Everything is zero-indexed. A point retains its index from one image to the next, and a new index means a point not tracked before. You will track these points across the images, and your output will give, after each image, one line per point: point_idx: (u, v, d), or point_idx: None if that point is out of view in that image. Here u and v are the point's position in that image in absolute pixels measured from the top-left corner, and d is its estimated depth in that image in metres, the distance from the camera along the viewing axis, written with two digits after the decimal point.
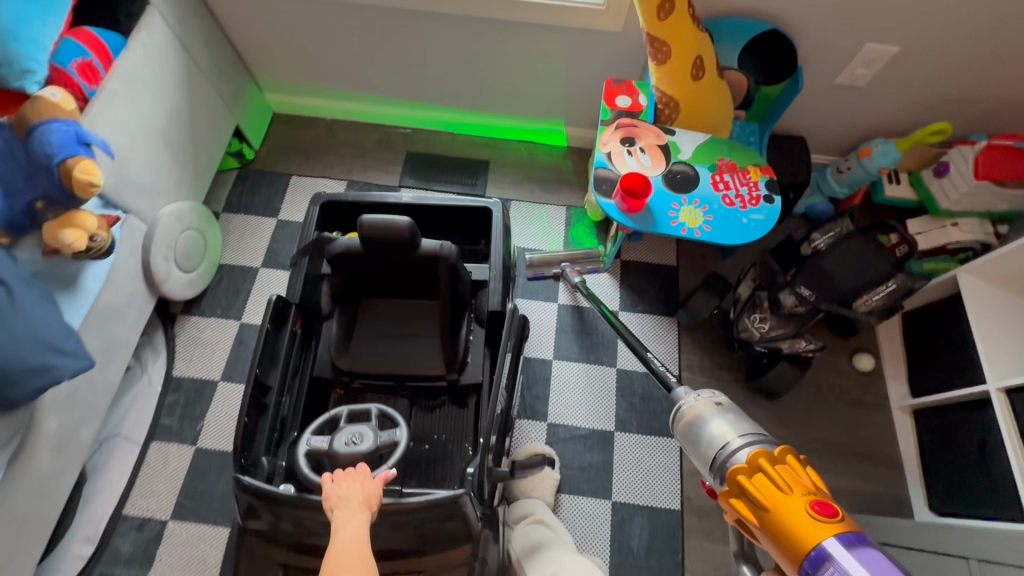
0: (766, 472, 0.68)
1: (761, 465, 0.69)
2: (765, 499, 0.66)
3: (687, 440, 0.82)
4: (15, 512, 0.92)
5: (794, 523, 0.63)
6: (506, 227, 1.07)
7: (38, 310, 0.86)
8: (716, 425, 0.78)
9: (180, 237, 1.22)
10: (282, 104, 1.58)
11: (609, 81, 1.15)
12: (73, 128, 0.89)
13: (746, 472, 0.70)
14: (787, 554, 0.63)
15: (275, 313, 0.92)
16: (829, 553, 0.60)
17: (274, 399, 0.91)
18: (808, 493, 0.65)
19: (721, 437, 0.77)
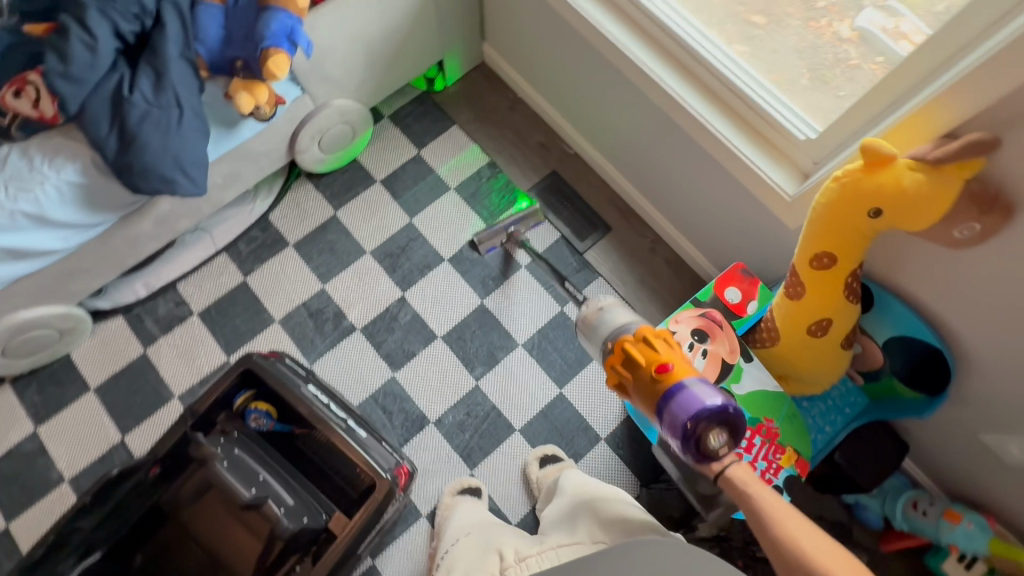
0: (635, 350, 0.88)
1: (629, 342, 0.89)
2: (636, 368, 0.86)
3: (596, 334, 1.01)
4: (109, 248, 1.21)
5: (646, 374, 0.85)
6: (377, 508, 1.02)
7: (192, 138, 1.05)
8: (618, 318, 0.98)
9: (335, 127, 1.38)
10: (493, 60, 1.63)
11: (740, 267, 1.06)
12: (292, 24, 1.03)
13: (625, 352, 0.88)
14: (654, 399, 0.83)
15: (127, 472, 1.01)
16: (688, 385, 0.81)
17: (83, 529, 0.98)
18: (665, 356, 0.85)
19: (618, 330, 0.96)
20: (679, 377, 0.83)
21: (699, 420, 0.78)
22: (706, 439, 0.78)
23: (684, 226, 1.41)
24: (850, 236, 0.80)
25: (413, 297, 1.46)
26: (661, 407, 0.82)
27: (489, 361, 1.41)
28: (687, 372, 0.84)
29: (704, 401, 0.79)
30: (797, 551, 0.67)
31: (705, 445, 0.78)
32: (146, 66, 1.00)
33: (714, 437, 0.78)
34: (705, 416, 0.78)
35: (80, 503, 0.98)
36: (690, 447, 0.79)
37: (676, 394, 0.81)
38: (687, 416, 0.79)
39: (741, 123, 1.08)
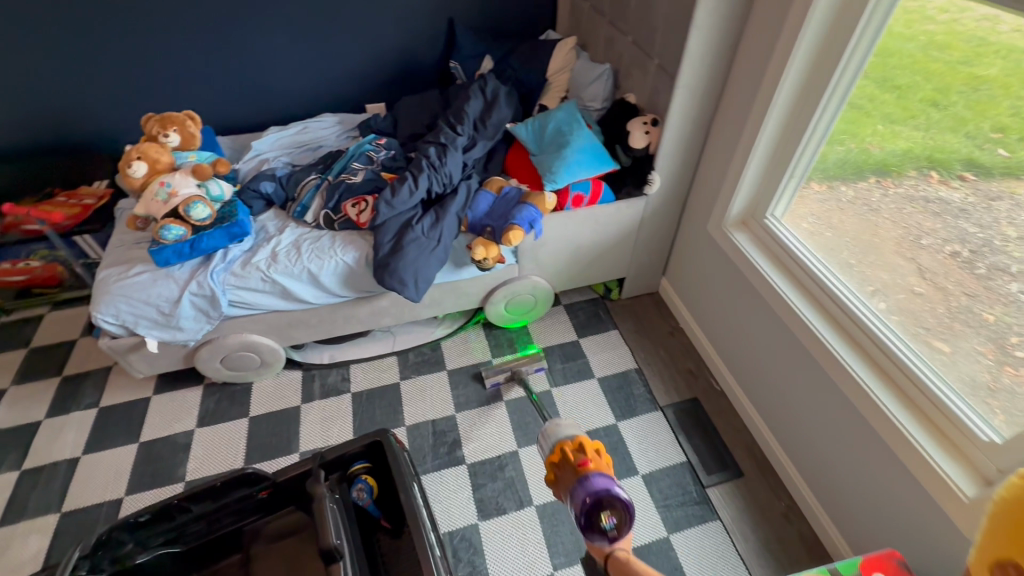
0: (571, 449, 0.86)
1: (568, 444, 0.87)
2: (568, 459, 0.85)
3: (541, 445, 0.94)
4: (333, 317, 1.57)
5: (572, 461, 0.84)
6: None
7: (431, 262, 1.42)
8: (562, 432, 0.90)
9: (523, 295, 1.71)
10: (666, 292, 1.90)
11: (895, 557, 0.93)
12: (535, 217, 1.44)
13: (564, 446, 0.86)
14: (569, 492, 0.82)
15: (239, 478, 1.08)
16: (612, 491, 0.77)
17: (185, 516, 1.08)
18: (592, 456, 0.83)
19: (563, 437, 0.90)
20: (600, 471, 0.81)
21: (597, 500, 0.77)
22: (599, 520, 0.76)
23: (830, 503, 1.28)
24: None
25: (525, 455, 1.51)
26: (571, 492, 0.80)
27: (574, 555, 1.32)
28: (605, 470, 0.82)
29: (611, 487, 0.78)
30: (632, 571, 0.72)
31: (597, 527, 0.76)
32: (433, 212, 1.45)
33: (606, 519, 0.76)
34: (605, 495, 0.77)
35: (209, 484, 1.06)
36: (582, 524, 0.78)
37: (589, 478, 0.80)
38: (590, 494, 0.77)
39: (912, 406, 1.08)
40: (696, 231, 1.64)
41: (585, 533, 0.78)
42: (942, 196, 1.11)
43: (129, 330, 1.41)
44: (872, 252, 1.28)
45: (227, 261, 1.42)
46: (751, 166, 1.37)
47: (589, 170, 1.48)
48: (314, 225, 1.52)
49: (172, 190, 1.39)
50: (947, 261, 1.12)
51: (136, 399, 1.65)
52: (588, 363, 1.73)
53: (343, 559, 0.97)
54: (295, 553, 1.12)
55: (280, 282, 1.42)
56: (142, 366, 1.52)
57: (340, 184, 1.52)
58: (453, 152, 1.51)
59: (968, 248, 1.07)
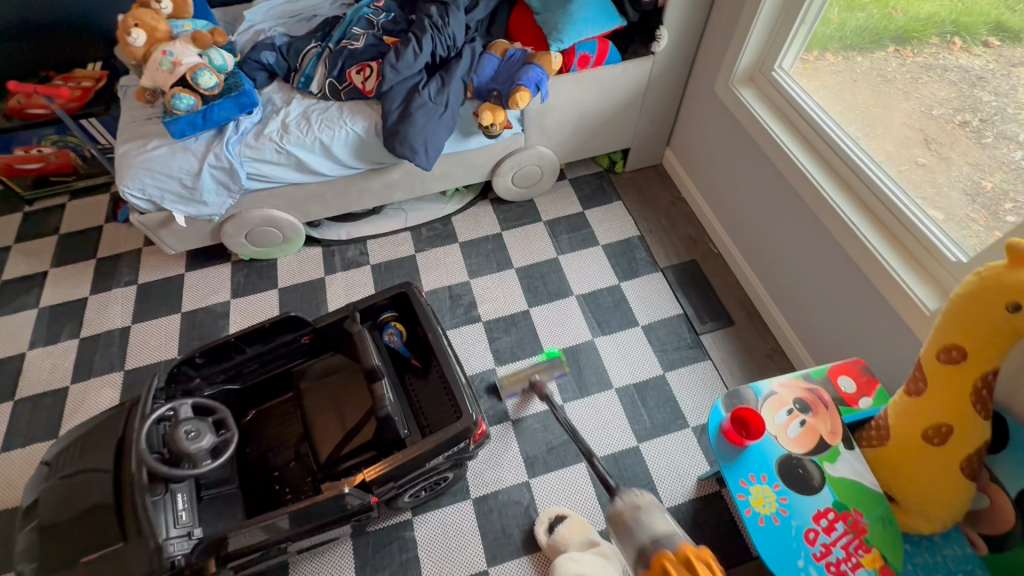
0: (676, 564, 0.74)
1: (671, 557, 0.75)
2: None
3: (622, 541, 0.83)
4: (346, 191, 1.63)
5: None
6: (456, 437, 1.12)
7: (440, 129, 1.45)
8: (650, 525, 0.81)
9: (529, 167, 1.74)
10: (670, 162, 1.92)
11: (860, 363, 1.07)
12: (542, 78, 1.43)
13: (666, 562, 0.74)
14: None
15: (284, 322, 1.21)
16: None
17: (241, 357, 1.23)
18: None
19: (655, 539, 0.79)
20: None
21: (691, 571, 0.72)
22: None
23: (810, 339, 1.44)
24: (980, 334, 0.82)
25: (535, 314, 1.65)
26: None
27: (580, 391, 1.50)
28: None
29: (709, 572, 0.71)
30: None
31: None
32: (439, 76, 1.45)
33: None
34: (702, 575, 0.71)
35: (258, 326, 1.19)
36: None
37: None
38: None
39: (894, 242, 1.18)
40: (703, 93, 1.63)
41: None
42: (960, 64, 1.14)
43: (157, 205, 1.48)
44: (880, 125, 1.30)
45: (240, 133, 1.45)
46: (762, 17, 1.34)
47: (596, 29, 1.45)
48: (319, 95, 1.52)
49: (175, 59, 1.38)
50: (954, 130, 1.17)
51: (170, 276, 1.77)
52: (593, 232, 1.82)
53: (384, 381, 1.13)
54: (340, 386, 1.28)
55: (293, 154, 1.46)
56: (172, 242, 1.62)
57: (342, 51, 1.50)
58: (455, 11, 1.47)
59: (978, 117, 1.12)
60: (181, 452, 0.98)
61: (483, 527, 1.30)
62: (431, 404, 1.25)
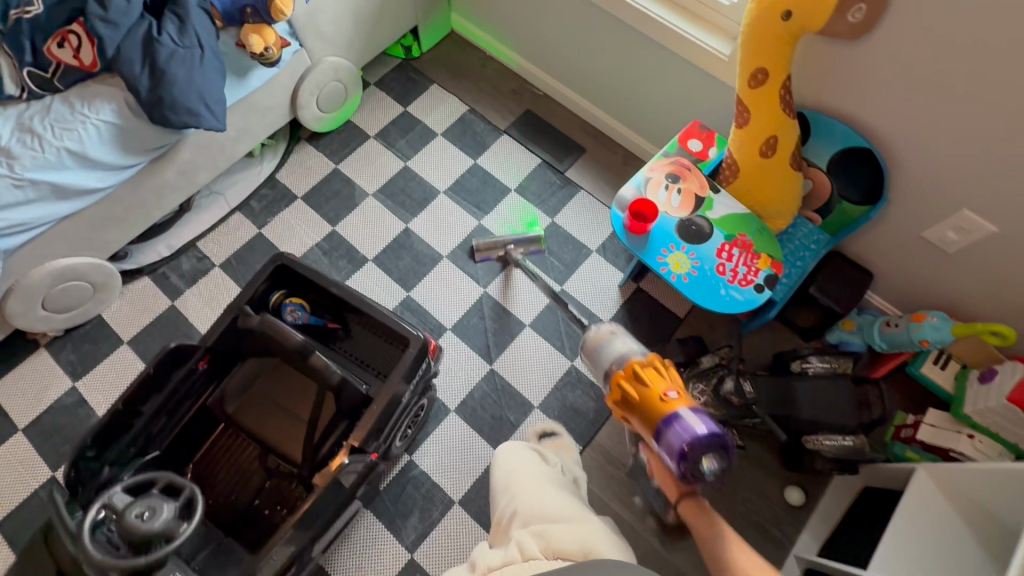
0: (629, 381, 1.03)
1: (632, 367, 1.04)
2: (633, 391, 1.02)
3: (591, 361, 1.15)
4: (139, 196, 1.34)
5: (644, 395, 1.00)
6: (416, 360, 1.11)
7: (212, 74, 1.21)
8: (615, 347, 1.11)
9: (329, 84, 1.56)
10: (461, 26, 1.86)
11: (698, 124, 1.23)
12: None
13: (622, 380, 1.04)
14: (650, 426, 0.99)
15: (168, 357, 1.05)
16: (681, 415, 0.96)
17: (143, 419, 1.06)
18: (667, 383, 1.01)
19: (616, 353, 1.10)
20: (676, 411, 0.96)
21: (696, 448, 0.92)
22: (702, 465, 0.92)
23: (647, 130, 1.60)
24: (773, 47, 0.98)
25: (416, 227, 1.60)
26: (660, 433, 0.96)
27: (492, 271, 1.54)
28: (686, 406, 0.97)
29: (699, 433, 0.92)
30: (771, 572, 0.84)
31: (700, 470, 0.93)
32: (171, 12, 1.17)
33: (707, 464, 0.93)
34: (700, 445, 0.92)
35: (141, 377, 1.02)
36: (683, 470, 0.93)
37: (680, 428, 0.94)
38: (685, 444, 0.92)
39: (676, 8, 1.29)
40: None
41: (685, 479, 0.94)
42: None
43: None
44: None
45: None
46: None
47: None
48: (23, 95, 1.16)
49: None
50: None
51: None
52: (425, 124, 1.74)
53: (318, 351, 1.09)
54: (271, 386, 1.17)
55: (42, 180, 1.14)
56: None
57: (20, 24, 1.12)
58: None
59: None
60: (144, 539, 0.85)
61: (475, 425, 1.37)
62: (366, 351, 1.19)
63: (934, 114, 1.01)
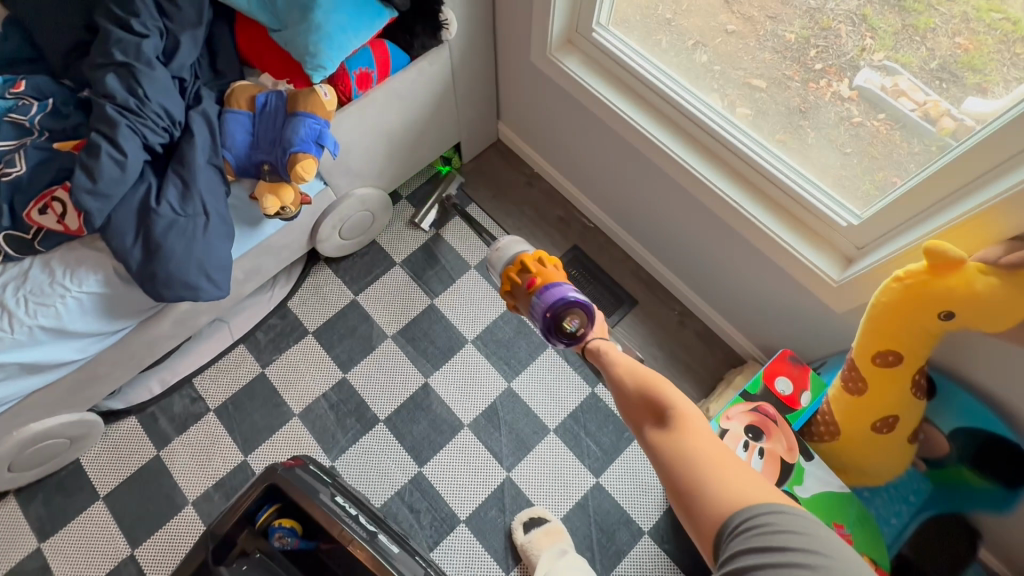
0: (520, 269, 0.95)
1: (514, 268, 0.96)
2: (518, 281, 0.95)
3: (494, 268, 1.04)
4: (125, 353, 1.17)
5: (523, 283, 0.94)
6: None
7: (217, 243, 1.04)
8: (511, 252, 1.00)
9: (355, 215, 1.36)
10: (508, 137, 1.64)
11: (790, 354, 1.01)
12: (321, 128, 1.04)
13: (510, 274, 0.96)
14: (528, 300, 0.93)
15: None
16: (565, 288, 0.90)
17: None
18: (541, 272, 0.93)
19: (507, 255, 1.00)
20: (550, 282, 0.91)
21: (557, 310, 0.87)
22: (563, 326, 0.88)
23: (715, 301, 1.36)
24: (911, 337, 0.77)
25: (437, 383, 1.40)
26: (534, 306, 0.90)
27: (519, 450, 1.34)
28: (559, 278, 0.92)
29: (566, 296, 0.87)
30: (631, 394, 0.75)
31: (562, 331, 0.88)
32: (174, 175, 1.00)
33: (569, 322, 0.88)
34: (564, 305, 0.87)
35: None
36: (549, 331, 0.89)
37: (544, 298, 0.89)
38: (548, 308, 0.87)
39: (773, 206, 1.06)
40: (518, 64, 1.35)
41: (555, 340, 0.90)
42: None
43: None
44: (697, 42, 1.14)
45: None
46: None
47: (365, 35, 1.07)
48: None
49: None
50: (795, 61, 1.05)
51: None
52: (459, 254, 1.54)
53: None
54: None
55: (9, 362, 0.99)
56: None
57: None
58: (145, 70, 0.99)
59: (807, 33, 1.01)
60: None
61: None
62: None
63: None
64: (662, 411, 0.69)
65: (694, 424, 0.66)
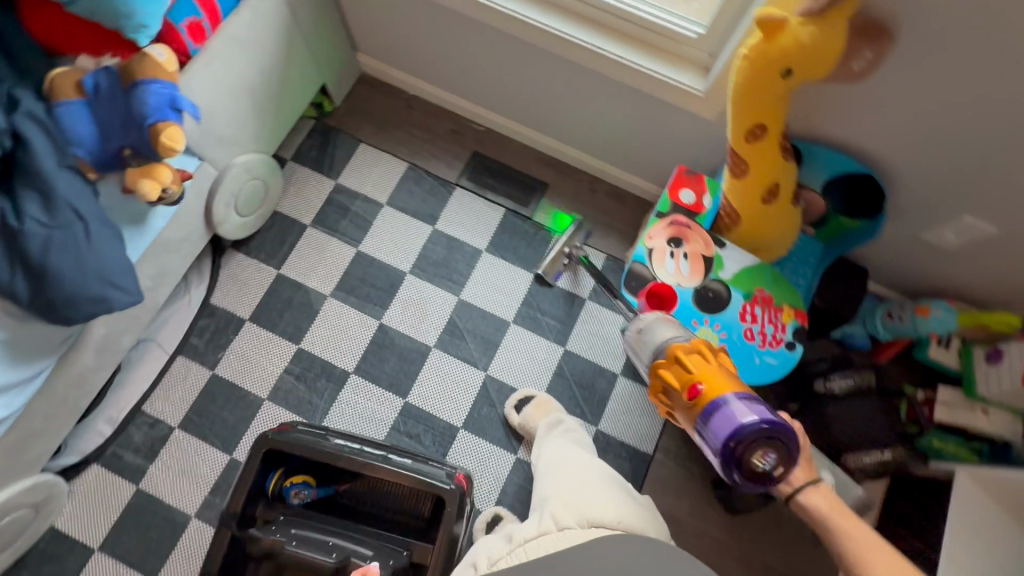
0: (683, 355, 0.91)
1: (681, 350, 0.92)
2: (675, 392, 0.90)
3: (639, 351, 1.02)
4: (57, 397, 1.09)
5: (684, 397, 0.89)
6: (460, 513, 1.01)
7: (110, 246, 0.96)
8: (661, 333, 0.98)
9: (246, 185, 1.30)
10: (371, 67, 1.59)
11: (685, 169, 1.14)
12: (170, 91, 0.96)
13: (662, 368, 0.93)
14: (694, 412, 0.88)
15: None
16: (723, 402, 0.85)
17: None
18: (716, 373, 0.88)
19: (658, 342, 0.97)
20: (716, 397, 0.85)
21: (742, 442, 0.81)
22: (753, 464, 0.82)
23: (613, 157, 1.45)
24: (768, 104, 0.90)
25: (392, 320, 1.43)
26: (709, 417, 0.85)
27: (488, 350, 1.42)
28: (723, 386, 0.86)
29: (744, 426, 0.81)
30: (870, 557, 0.76)
31: (750, 469, 0.82)
32: (26, 189, 0.90)
33: (762, 459, 0.82)
34: (765, 436, 0.81)
35: None
36: (740, 470, 0.83)
37: (719, 412, 0.84)
38: (735, 439, 0.81)
39: (634, 41, 1.13)
40: None
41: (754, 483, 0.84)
42: None
43: None
44: None
45: None
46: None
47: None
48: None
49: None
50: None
51: None
52: (366, 195, 1.52)
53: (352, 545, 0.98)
54: None
55: None
56: None
57: None
58: None
59: None
60: None
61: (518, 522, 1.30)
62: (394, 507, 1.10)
63: (935, 132, 0.96)
64: None
65: None
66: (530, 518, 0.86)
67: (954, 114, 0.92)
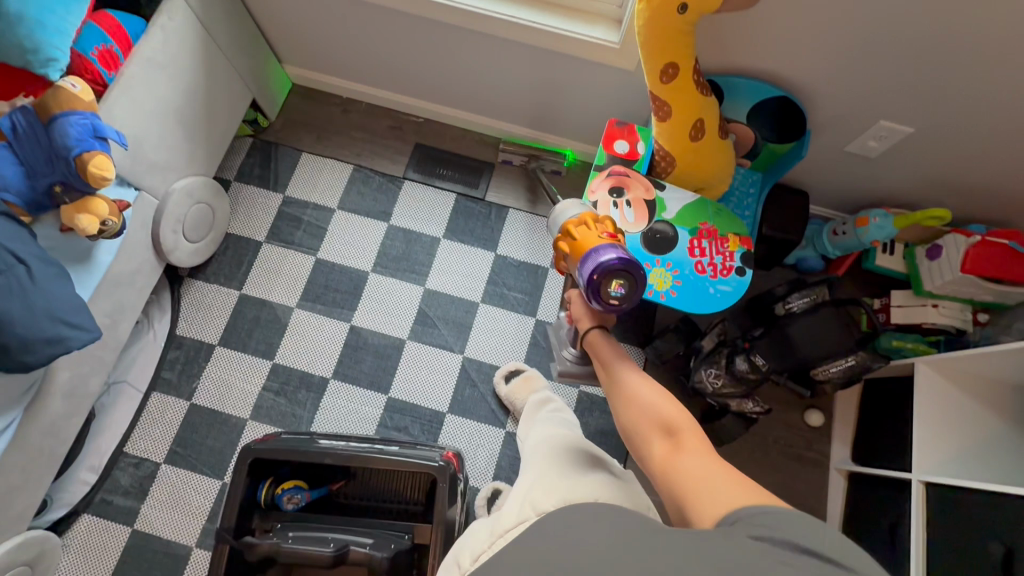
0: (576, 225, 0.85)
1: (574, 223, 0.86)
2: (567, 246, 0.84)
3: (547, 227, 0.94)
4: (32, 448, 1.08)
5: (571, 245, 0.83)
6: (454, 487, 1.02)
7: (56, 286, 0.95)
8: (568, 213, 0.89)
9: (190, 210, 1.30)
10: (301, 77, 1.59)
11: (614, 122, 1.17)
12: (90, 120, 0.96)
13: (569, 223, 0.86)
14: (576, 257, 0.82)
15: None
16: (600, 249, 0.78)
17: None
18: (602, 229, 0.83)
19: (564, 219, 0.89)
20: (596, 243, 0.79)
21: (604, 272, 0.75)
22: (606, 290, 0.76)
23: (551, 127, 1.48)
24: (674, 42, 0.94)
25: (363, 320, 1.44)
26: (585, 259, 0.79)
27: (462, 332, 1.43)
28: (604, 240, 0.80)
29: (612, 258, 0.75)
30: (644, 403, 0.65)
31: (604, 296, 0.76)
32: None
33: (614, 287, 0.76)
34: (614, 265, 0.75)
35: None
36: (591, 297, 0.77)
37: (597, 254, 0.77)
38: (597, 269, 0.76)
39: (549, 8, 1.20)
40: None
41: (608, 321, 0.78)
42: None
43: None
44: None
45: None
46: None
47: (79, 8, 0.98)
48: None
49: None
50: None
51: None
52: (316, 203, 1.53)
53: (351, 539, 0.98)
54: None
55: None
56: None
57: None
58: None
59: None
60: None
61: None
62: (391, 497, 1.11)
63: (839, 44, 1.01)
64: (667, 426, 0.62)
65: (693, 452, 0.58)
66: (509, 499, 0.69)
67: (850, 23, 0.98)
